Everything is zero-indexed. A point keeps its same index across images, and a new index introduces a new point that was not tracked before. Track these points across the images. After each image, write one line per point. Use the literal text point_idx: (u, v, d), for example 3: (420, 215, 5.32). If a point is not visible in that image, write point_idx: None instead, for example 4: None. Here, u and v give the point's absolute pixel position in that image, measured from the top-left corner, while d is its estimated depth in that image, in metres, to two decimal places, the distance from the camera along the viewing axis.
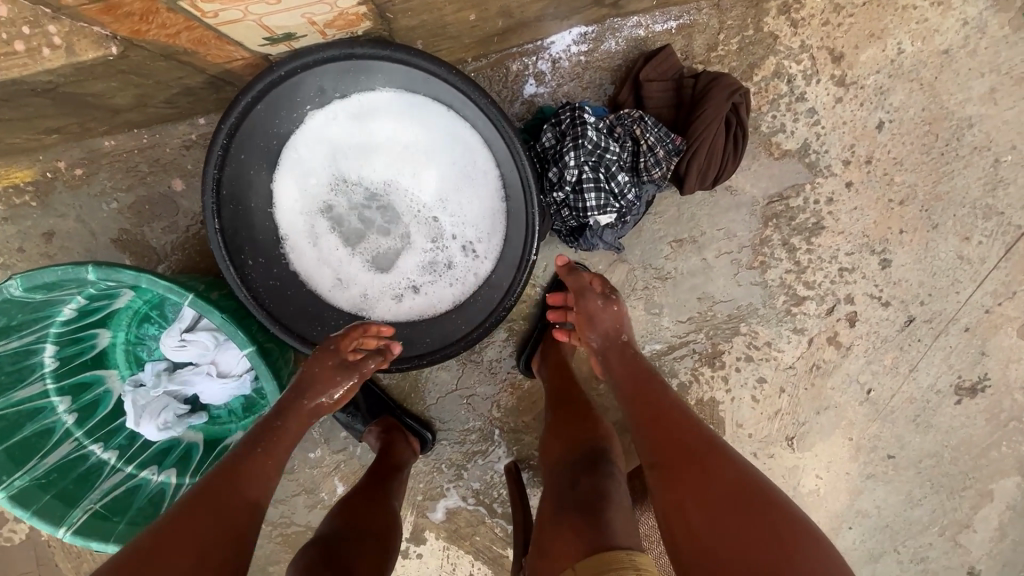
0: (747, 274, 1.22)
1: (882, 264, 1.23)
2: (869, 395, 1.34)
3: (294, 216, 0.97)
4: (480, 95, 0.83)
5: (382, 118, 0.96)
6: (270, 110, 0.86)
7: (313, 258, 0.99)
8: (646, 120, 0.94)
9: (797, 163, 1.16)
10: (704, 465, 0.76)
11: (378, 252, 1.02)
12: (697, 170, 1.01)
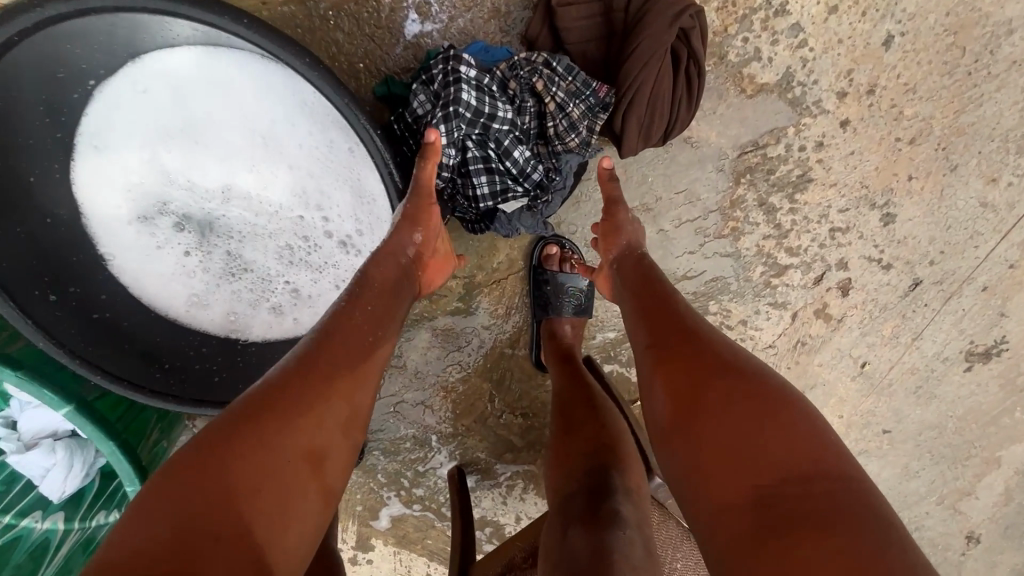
0: (715, 244, 1.00)
1: (884, 220, 1.00)
2: (863, 369, 1.16)
3: (123, 226, 0.81)
4: (292, 50, 0.59)
5: (205, 91, 0.78)
6: (19, 92, 0.65)
7: (160, 275, 0.84)
8: (547, 69, 0.72)
9: (777, 100, 0.90)
10: (689, 340, 0.65)
11: (240, 259, 0.86)
12: (638, 127, 0.78)
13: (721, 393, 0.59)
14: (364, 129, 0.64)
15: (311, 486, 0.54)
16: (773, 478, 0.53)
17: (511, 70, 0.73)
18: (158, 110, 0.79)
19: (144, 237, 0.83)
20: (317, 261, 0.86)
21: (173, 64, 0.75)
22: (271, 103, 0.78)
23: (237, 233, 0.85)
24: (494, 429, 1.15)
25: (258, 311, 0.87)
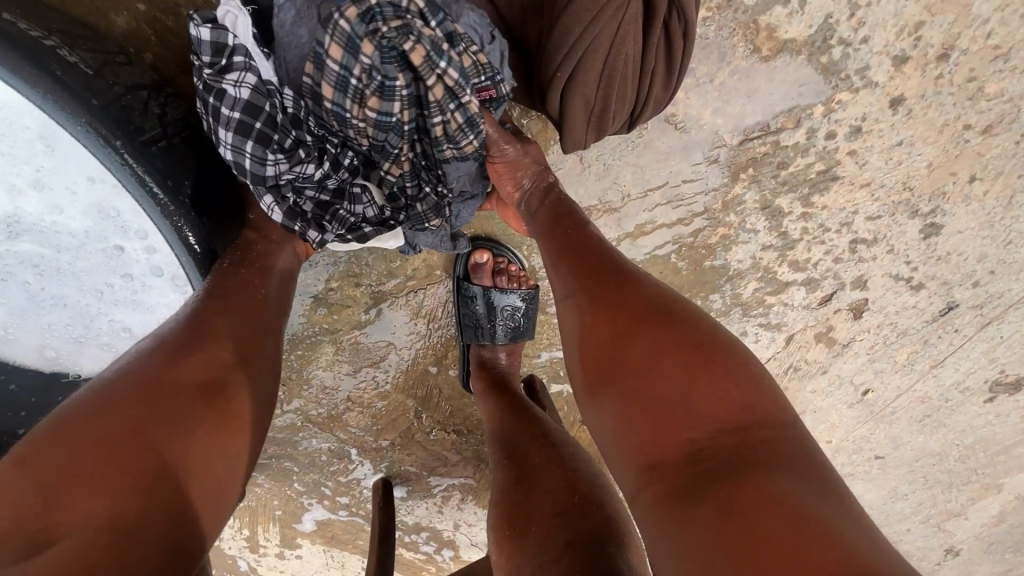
0: (697, 254, 0.76)
1: (926, 231, 0.75)
2: (863, 396, 0.97)
3: None
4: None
5: None
6: None
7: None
8: (423, 26, 0.46)
9: (804, 65, 0.62)
10: (608, 271, 0.49)
11: (33, 298, 0.57)
12: (576, 116, 0.53)
13: (645, 329, 0.45)
14: (90, 134, 0.44)
15: (219, 420, 0.42)
16: (710, 427, 0.40)
17: (362, 18, 0.45)
18: None
19: None
20: (148, 304, 0.57)
21: None
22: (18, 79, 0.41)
23: (15, 268, 0.54)
24: (424, 445, 0.99)
25: (84, 349, 0.61)
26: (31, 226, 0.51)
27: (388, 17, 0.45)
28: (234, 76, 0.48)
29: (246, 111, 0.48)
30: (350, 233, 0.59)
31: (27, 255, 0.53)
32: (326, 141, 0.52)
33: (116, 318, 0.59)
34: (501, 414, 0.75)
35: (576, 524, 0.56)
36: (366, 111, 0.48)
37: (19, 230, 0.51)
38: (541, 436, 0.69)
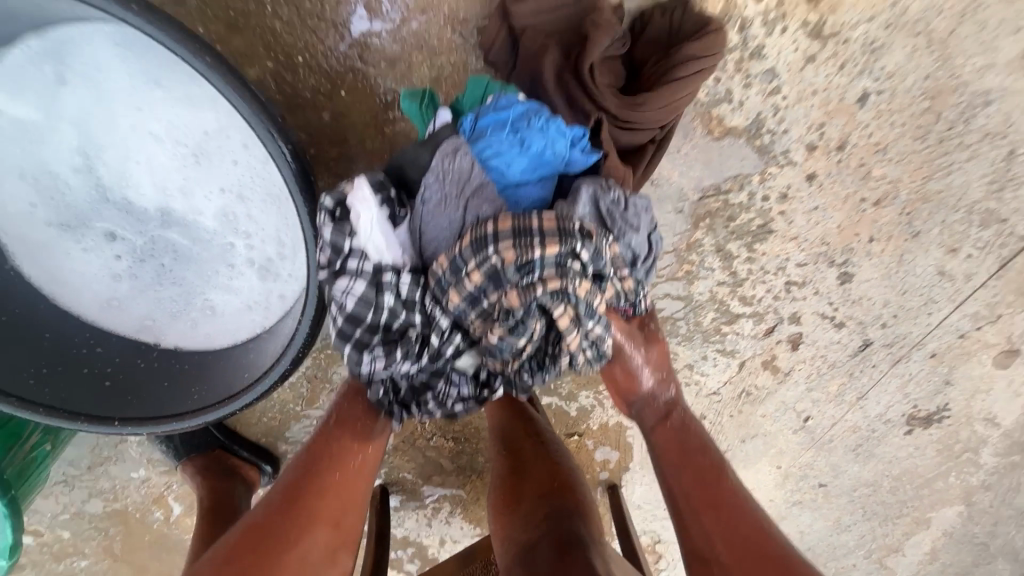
0: (667, 285, 0.96)
1: (841, 278, 0.97)
2: (805, 423, 1.14)
3: (34, 222, 0.73)
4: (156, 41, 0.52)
5: (135, 89, 0.67)
6: None
7: (69, 276, 0.76)
8: (576, 273, 0.59)
9: (744, 145, 0.85)
10: (746, 526, 0.67)
11: (159, 274, 0.78)
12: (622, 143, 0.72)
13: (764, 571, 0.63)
14: (279, 147, 0.58)
15: None
16: None
17: (519, 270, 0.57)
18: (80, 107, 0.68)
19: (62, 234, 0.75)
20: (238, 286, 0.78)
21: (95, 45, 0.64)
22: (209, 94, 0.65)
23: (157, 253, 0.77)
24: (423, 451, 1.11)
25: (176, 321, 0.79)
26: (179, 217, 0.75)
27: (547, 271, 0.58)
28: (343, 282, 0.61)
29: (352, 314, 0.62)
30: (431, 402, 0.72)
31: (167, 241, 0.76)
32: (434, 328, 0.64)
33: (211, 298, 0.79)
34: (504, 421, 0.88)
35: (556, 502, 0.75)
36: (492, 334, 0.61)
37: (169, 223, 0.75)
38: (540, 443, 0.85)
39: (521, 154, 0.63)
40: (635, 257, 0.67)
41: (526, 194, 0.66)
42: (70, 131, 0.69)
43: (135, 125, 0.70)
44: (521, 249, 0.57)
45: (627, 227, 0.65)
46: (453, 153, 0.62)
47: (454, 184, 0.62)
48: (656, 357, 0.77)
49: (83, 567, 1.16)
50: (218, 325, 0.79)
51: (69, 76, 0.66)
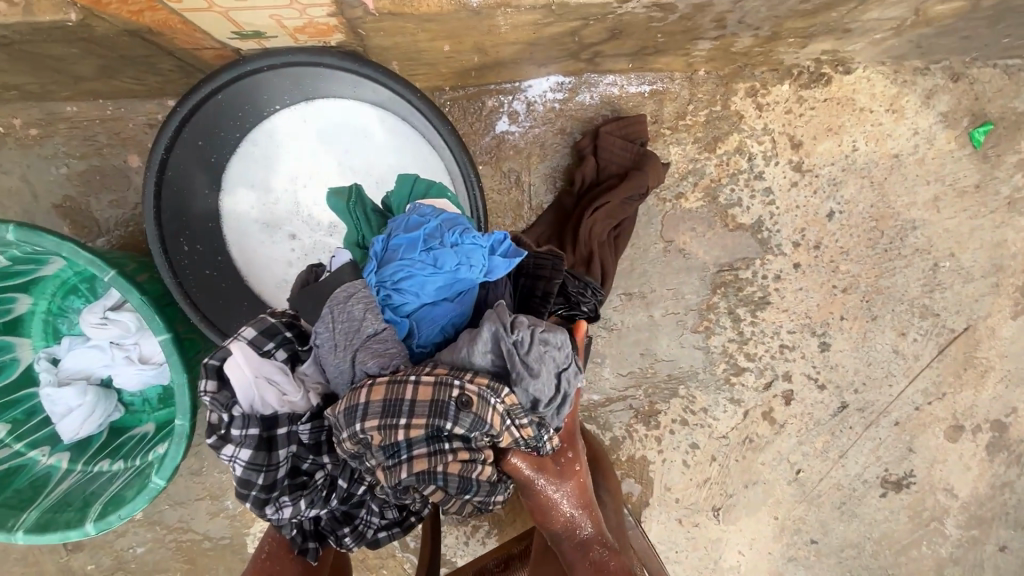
0: (691, 336, 1.24)
1: (821, 346, 1.27)
2: (797, 475, 1.34)
3: (242, 219, 0.98)
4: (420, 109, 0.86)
5: (348, 143, 0.98)
6: (238, 116, 0.90)
7: (255, 259, 0.98)
8: (452, 443, 0.64)
9: (749, 238, 1.20)
10: None
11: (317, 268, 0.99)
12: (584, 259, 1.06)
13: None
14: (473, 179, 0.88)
15: None
16: None
17: (388, 449, 0.63)
18: (301, 149, 0.98)
19: (256, 232, 0.98)
20: None
21: (334, 111, 0.97)
22: (408, 151, 0.96)
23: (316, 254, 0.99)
24: None
25: None
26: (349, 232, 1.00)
27: (415, 449, 0.63)
28: (233, 449, 0.71)
29: (248, 475, 0.71)
30: (349, 536, 0.80)
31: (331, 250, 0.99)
32: (340, 472, 0.75)
33: None
34: None
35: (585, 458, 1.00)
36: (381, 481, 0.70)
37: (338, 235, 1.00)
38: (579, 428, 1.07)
39: (434, 272, 0.70)
40: (537, 401, 0.64)
41: (435, 313, 0.72)
42: (289, 163, 0.98)
43: (338, 166, 0.99)
44: (387, 427, 0.62)
45: (526, 369, 0.64)
46: (345, 299, 0.69)
47: (342, 333, 0.68)
48: (573, 489, 0.73)
49: (139, 554, 1.24)
50: None
51: (314, 125, 0.97)
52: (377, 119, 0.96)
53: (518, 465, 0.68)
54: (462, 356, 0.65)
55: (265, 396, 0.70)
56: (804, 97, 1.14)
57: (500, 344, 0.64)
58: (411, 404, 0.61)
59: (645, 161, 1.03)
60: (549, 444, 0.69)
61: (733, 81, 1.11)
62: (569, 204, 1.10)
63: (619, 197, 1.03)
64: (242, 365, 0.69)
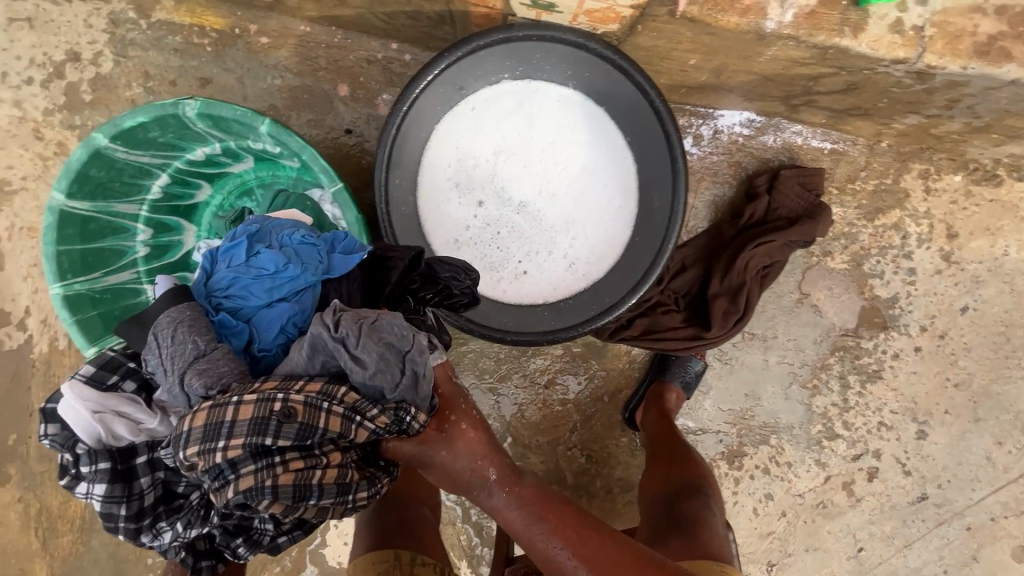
0: (798, 390, 1.26)
1: (918, 433, 1.28)
2: (858, 552, 1.33)
3: (439, 170, 1.03)
4: (653, 119, 0.92)
5: (556, 129, 1.04)
6: (478, 75, 0.96)
7: (438, 215, 1.03)
8: (281, 458, 0.58)
9: (881, 311, 1.22)
10: None
11: (492, 236, 1.05)
12: (731, 288, 1.10)
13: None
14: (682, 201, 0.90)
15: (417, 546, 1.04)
16: None
17: (210, 472, 0.58)
18: (512, 123, 1.03)
19: (446, 187, 1.04)
20: (542, 269, 1.06)
21: (554, 98, 1.02)
22: (609, 154, 1.04)
23: (493, 222, 1.05)
24: (557, 457, 1.27)
25: (486, 271, 1.05)
26: (529, 211, 1.05)
27: (243, 468, 0.57)
28: (86, 486, 0.67)
29: (108, 509, 0.67)
30: (244, 547, 0.71)
31: (509, 222, 1.05)
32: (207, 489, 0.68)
33: (518, 269, 1.06)
34: (661, 427, 1.16)
35: (694, 471, 1.07)
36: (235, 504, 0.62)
37: (518, 211, 1.05)
38: (685, 445, 1.13)
39: (261, 278, 0.73)
40: (381, 389, 0.63)
41: (270, 316, 0.72)
42: (496, 133, 1.03)
43: (538, 148, 1.05)
44: (205, 452, 0.57)
45: (354, 361, 0.62)
46: (168, 324, 0.68)
47: (176, 356, 0.65)
48: (467, 445, 0.69)
49: None
50: (514, 286, 1.06)
51: (527, 105, 1.02)
52: (592, 118, 1.03)
53: (397, 447, 0.66)
54: (294, 365, 0.64)
55: (114, 428, 0.68)
56: (972, 192, 1.17)
57: (319, 342, 0.63)
58: (232, 423, 0.57)
59: (816, 213, 1.07)
60: (416, 423, 0.65)
61: (910, 160, 1.15)
62: (727, 235, 1.13)
63: (785, 239, 1.07)
64: (79, 406, 0.66)
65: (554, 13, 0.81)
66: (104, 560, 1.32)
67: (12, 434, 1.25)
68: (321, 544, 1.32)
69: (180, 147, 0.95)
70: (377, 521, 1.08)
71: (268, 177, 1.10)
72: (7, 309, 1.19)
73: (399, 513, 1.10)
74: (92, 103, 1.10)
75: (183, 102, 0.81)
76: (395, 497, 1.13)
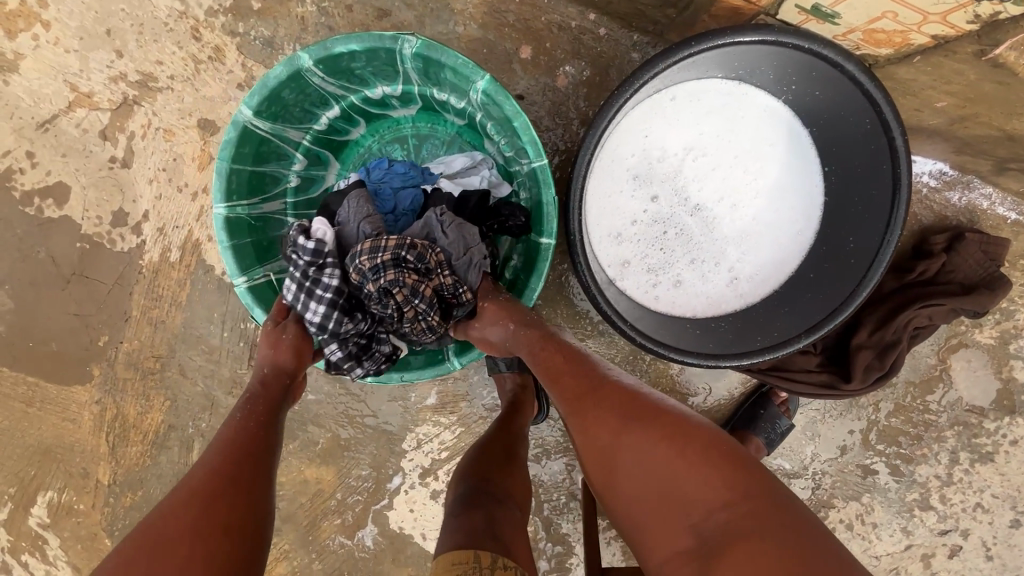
0: (905, 454, 1.22)
1: (1012, 522, 1.24)
2: None
3: (621, 158, 0.95)
4: (882, 154, 0.81)
5: (756, 140, 0.96)
6: (697, 69, 0.87)
7: (607, 203, 0.96)
8: (408, 270, 0.77)
9: (1012, 394, 1.18)
10: None
11: (659, 238, 0.97)
12: (881, 343, 1.05)
13: (684, 456, 0.65)
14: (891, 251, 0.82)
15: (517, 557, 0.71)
16: None
17: (371, 269, 0.77)
18: (710, 124, 0.95)
19: (623, 177, 0.96)
20: (703, 282, 0.99)
21: (761, 108, 0.94)
22: (805, 179, 0.96)
23: (663, 223, 0.97)
24: None
25: (644, 274, 0.97)
26: (703, 220, 0.98)
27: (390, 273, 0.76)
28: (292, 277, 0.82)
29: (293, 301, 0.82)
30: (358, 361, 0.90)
31: (680, 227, 0.97)
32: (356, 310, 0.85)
33: (678, 278, 0.98)
34: None
35: None
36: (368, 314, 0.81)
37: (692, 217, 0.97)
38: None
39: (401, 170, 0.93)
40: (455, 259, 0.82)
41: (407, 194, 0.91)
42: (690, 130, 0.95)
43: (728, 155, 0.96)
44: (370, 255, 0.76)
45: (444, 235, 0.82)
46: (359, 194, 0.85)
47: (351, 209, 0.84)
48: (491, 305, 0.82)
49: None
50: (669, 296, 0.98)
51: (731, 107, 0.94)
52: (797, 139, 0.95)
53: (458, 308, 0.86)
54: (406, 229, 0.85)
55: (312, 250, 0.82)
56: None
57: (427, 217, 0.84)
58: (385, 244, 0.76)
59: (991, 287, 1.02)
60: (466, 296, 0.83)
61: None
62: (888, 288, 1.07)
63: (956, 305, 1.01)
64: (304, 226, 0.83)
65: (825, 22, 0.75)
66: (167, 476, 1.27)
67: (104, 335, 1.21)
68: (387, 506, 1.29)
69: (364, 81, 0.89)
70: (464, 518, 0.75)
71: (425, 129, 1.03)
72: (127, 209, 1.14)
73: (491, 513, 0.77)
74: (260, 13, 1.04)
75: (404, 38, 0.76)
76: (487, 492, 0.81)
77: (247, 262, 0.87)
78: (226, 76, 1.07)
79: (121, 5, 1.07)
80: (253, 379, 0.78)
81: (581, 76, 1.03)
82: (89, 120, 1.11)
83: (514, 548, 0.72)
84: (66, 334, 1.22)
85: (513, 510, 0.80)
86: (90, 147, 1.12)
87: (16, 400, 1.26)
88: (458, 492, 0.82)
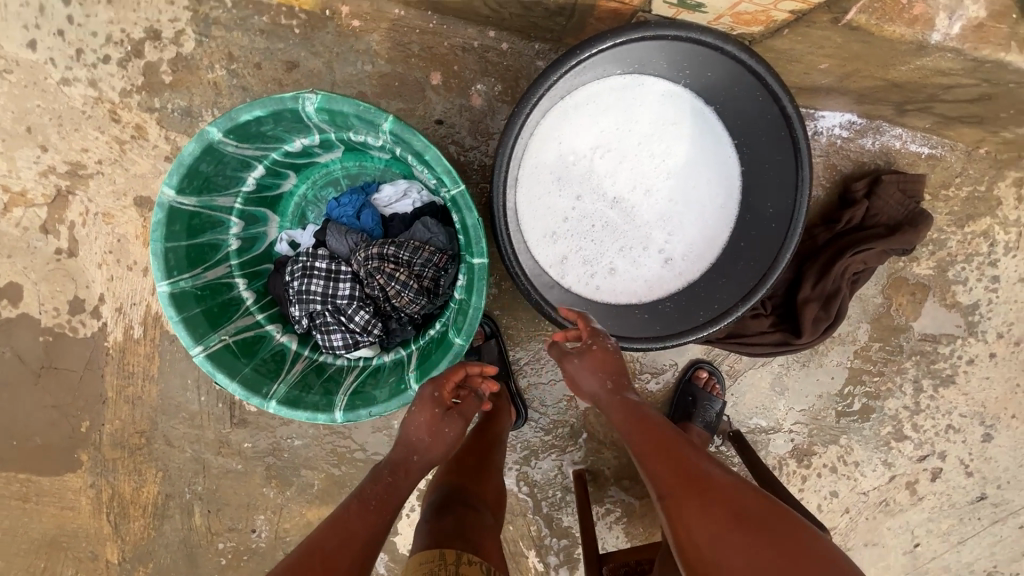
0: (872, 392, 1.27)
1: (984, 437, 1.29)
2: (914, 547, 1.33)
3: (539, 164, 0.98)
4: (778, 121, 0.85)
5: (665, 126, 0.99)
6: (592, 71, 0.91)
7: (537, 213, 0.99)
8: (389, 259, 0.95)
9: (961, 317, 1.23)
10: None
11: (589, 232, 1.01)
12: (824, 294, 1.09)
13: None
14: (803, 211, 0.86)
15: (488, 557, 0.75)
16: None
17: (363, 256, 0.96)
18: (620, 118, 0.99)
19: (546, 182, 0.99)
20: (641, 266, 1.03)
21: (662, 95, 0.98)
22: (715, 153, 1.00)
23: (593, 217, 1.01)
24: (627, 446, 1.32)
25: (583, 268, 1.01)
26: (629, 209, 1.01)
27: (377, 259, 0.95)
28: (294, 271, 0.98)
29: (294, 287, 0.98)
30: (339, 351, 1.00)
31: (609, 218, 1.01)
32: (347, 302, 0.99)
33: (615, 266, 1.02)
34: None
35: None
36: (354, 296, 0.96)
37: (620, 207, 1.01)
38: None
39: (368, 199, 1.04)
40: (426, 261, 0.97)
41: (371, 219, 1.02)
42: (601, 127, 0.98)
43: (642, 144, 1.00)
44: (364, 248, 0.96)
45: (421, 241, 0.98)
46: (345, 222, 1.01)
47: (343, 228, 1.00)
48: (592, 362, 0.83)
49: (294, 447, 1.26)
50: (611, 284, 1.02)
51: (634, 99, 0.98)
52: (701, 118, 0.99)
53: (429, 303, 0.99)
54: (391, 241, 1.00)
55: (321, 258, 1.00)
56: None
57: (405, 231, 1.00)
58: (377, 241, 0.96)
59: (914, 223, 1.06)
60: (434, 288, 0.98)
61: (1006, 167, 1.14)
62: (821, 240, 1.11)
63: (885, 246, 1.06)
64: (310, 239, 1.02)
65: (697, 11, 0.79)
66: (174, 544, 1.29)
67: (85, 421, 1.24)
68: (392, 532, 1.33)
69: (281, 139, 0.92)
70: (438, 521, 0.79)
71: (354, 169, 1.07)
72: (82, 296, 1.16)
73: (461, 517, 0.80)
74: (172, 85, 1.06)
75: (304, 96, 0.79)
76: (459, 498, 0.85)
77: (202, 332, 0.91)
78: (153, 152, 1.09)
79: (36, 101, 1.09)
80: (402, 443, 0.83)
81: (494, 92, 1.06)
82: (27, 217, 1.13)
83: (483, 547, 0.76)
84: (47, 426, 1.24)
85: (484, 515, 0.84)
86: (33, 244, 1.14)
87: (12, 498, 1.28)
88: (432, 499, 0.86)
